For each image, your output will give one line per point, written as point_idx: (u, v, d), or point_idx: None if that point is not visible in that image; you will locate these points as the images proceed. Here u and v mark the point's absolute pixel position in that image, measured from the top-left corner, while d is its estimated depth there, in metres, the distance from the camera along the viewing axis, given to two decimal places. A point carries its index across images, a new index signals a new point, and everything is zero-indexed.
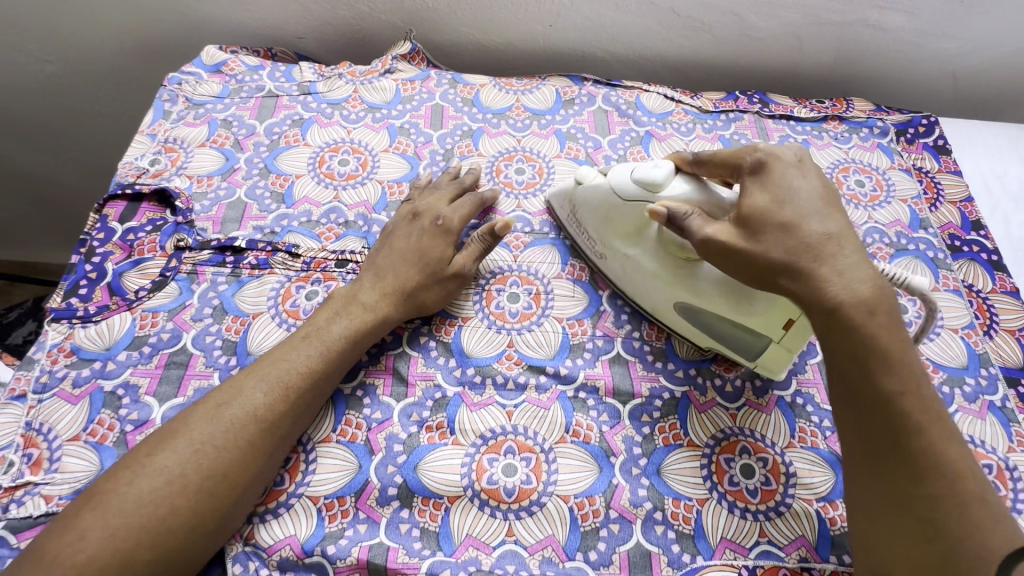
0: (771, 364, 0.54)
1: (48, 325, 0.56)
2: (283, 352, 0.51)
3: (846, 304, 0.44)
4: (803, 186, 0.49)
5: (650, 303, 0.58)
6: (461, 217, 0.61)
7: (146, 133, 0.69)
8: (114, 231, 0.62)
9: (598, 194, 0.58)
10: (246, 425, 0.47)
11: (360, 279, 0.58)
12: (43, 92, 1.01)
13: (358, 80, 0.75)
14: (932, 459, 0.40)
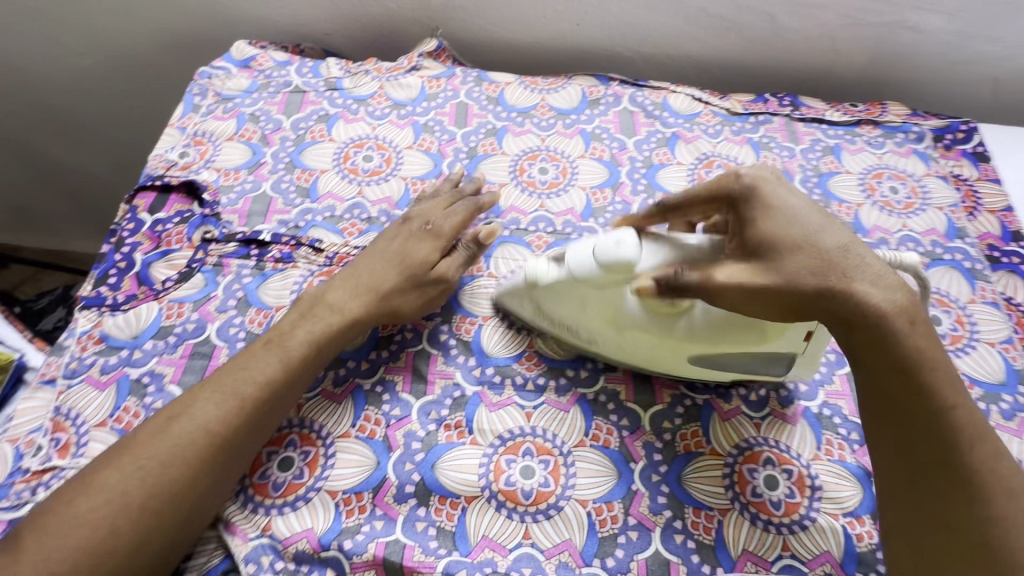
0: (800, 372, 0.52)
1: (79, 312, 0.57)
2: (242, 362, 0.49)
3: (889, 313, 0.42)
4: (790, 200, 0.45)
5: (654, 358, 0.52)
6: (453, 223, 0.59)
7: (176, 126, 0.70)
8: (143, 222, 0.63)
9: (560, 283, 0.51)
10: (195, 439, 0.45)
11: (331, 279, 0.56)
12: (78, 85, 1.04)
13: (383, 77, 0.76)
14: (983, 478, 0.40)
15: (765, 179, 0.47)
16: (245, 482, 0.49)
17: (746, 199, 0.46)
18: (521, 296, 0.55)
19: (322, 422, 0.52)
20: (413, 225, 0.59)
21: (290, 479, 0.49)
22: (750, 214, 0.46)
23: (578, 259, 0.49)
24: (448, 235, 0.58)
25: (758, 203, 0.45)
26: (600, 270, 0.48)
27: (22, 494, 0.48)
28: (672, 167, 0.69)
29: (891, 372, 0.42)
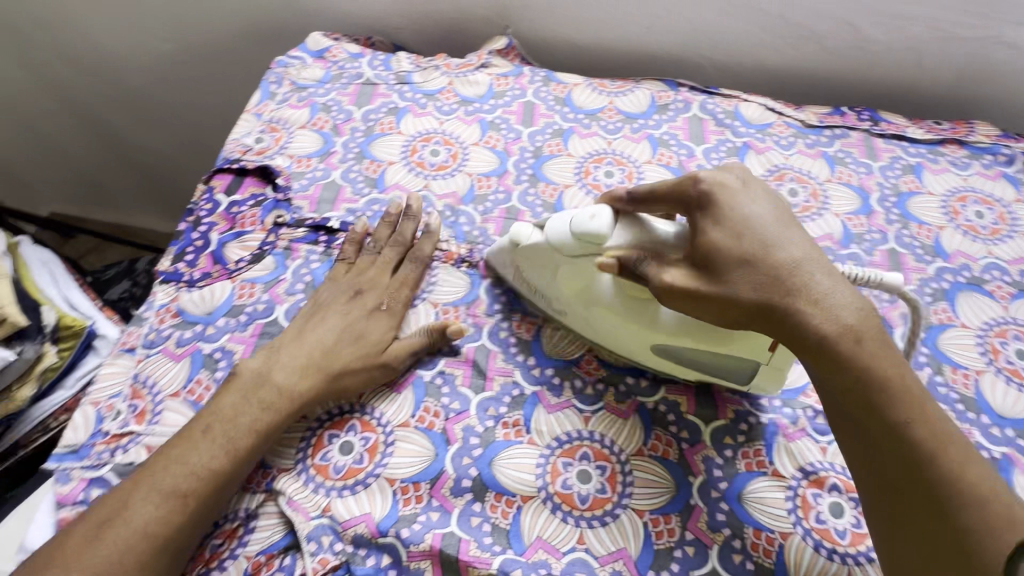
0: (765, 385, 0.52)
1: (159, 286, 0.60)
2: (179, 453, 0.47)
3: (833, 333, 0.42)
4: (746, 207, 0.47)
5: (624, 345, 0.54)
6: (405, 296, 0.58)
7: (253, 113, 0.73)
8: (220, 203, 0.65)
9: (538, 250, 0.54)
10: (133, 543, 0.43)
11: (277, 350, 0.54)
12: (157, 68, 1.09)
13: (453, 73, 0.76)
14: (952, 491, 0.37)
15: (727, 185, 0.48)
16: (307, 462, 0.50)
17: (705, 205, 0.47)
18: (504, 260, 0.58)
19: (382, 410, 0.53)
20: (377, 299, 0.57)
21: (350, 463, 0.50)
22: (702, 221, 0.47)
23: (556, 227, 0.52)
24: (401, 306, 0.58)
25: (717, 212, 0.47)
26: (573, 240, 0.51)
27: (102, 455, 0.50)
28: None
29: (843, 391, 0.41)
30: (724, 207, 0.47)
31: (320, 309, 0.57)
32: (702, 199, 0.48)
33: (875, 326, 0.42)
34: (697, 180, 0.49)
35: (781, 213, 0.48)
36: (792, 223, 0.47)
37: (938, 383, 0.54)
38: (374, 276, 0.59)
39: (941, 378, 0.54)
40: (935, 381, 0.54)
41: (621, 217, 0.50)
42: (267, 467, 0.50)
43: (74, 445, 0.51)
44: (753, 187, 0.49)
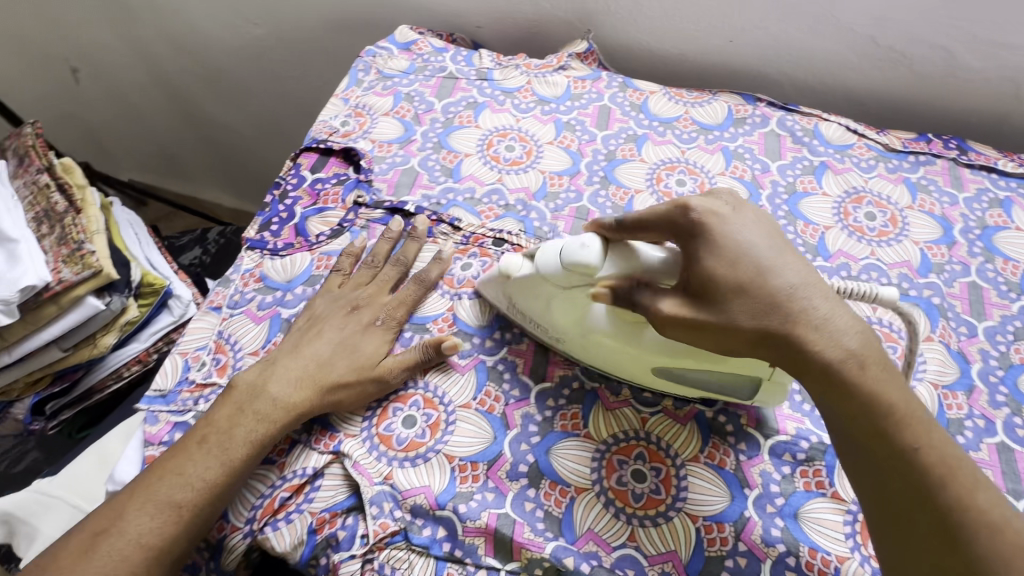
0: (768, 398, 0.51)
1: (245, 252, 0.64)
2: (177, 464, 0.49)
3: (838, 358, 0.41)
4: (735, 234, 0.45)
5: (626, 370, 0.53)
6: (403, 313, 0.58)
7: (340, 97, 0.76)
8: (305, 179, 0.69)
9: (531, 281, 0.53)
10: (128, 554, 0.46)
11: (272, 363, 0.54)
12: (246, 51, 1.15)
13: (532, 72, 0.78)
14: (965, 519, 0.37)
15: (715, 210, 0.46)
16: (371, 430, 0.52)
17: (692, 234, 0.46)
18: (497, 289, 0.57)
19: (445, 389, 0.54)
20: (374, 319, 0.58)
21: (412, 436, 0.52)
22: (694, 249, 0.45)
23: (546, 258, 0.51)
24: (395, 325, 0.57)
25: (704, 243, 0.45)
26: (563, 271, 0.50)
27: (186, 402, 0.54)
28: (816, 198, 0.67)
29: (852, 416, 0.41)
30: (714, 237, 0.45)
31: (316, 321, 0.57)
32: (688, 227, 0.46)
33: (879, 353, 0.42)
34: (681, 206, 0.47)
35: (773, 237, 0.46)
36: (786, 247, 0.45)
37: (1016, 424, 0.52)
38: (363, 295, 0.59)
39: (1020, 419, 0.53)
40: (1012, 421, 0.53)
41: (613, 245, 0.49)
42: (334, 431, 0.52)
43: (162, 389, 0.55)
44: (742, 211, 0.47)
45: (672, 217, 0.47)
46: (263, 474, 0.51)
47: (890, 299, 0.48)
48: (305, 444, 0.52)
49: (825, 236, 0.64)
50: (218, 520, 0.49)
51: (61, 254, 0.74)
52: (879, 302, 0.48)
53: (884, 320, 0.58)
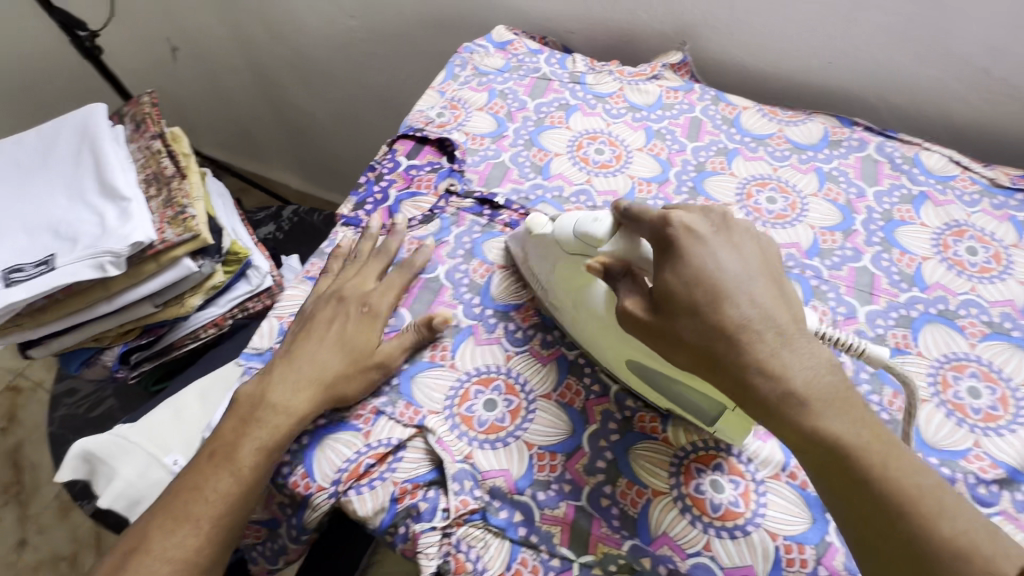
0: (728, 431, 0.50)
1: (340, 228, 0.67)
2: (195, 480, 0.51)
3: (776, 396, 0.42)
4: (707, 254, 0.46)
5: (604, 356, 0.54)
6: (390, 301, 0.59)
7: (437, 89, 0.79)
8: (400, 164, 0.71)
9: (546, 239, 0.56)
10: (157, 569, 0.48)
11: (269, 372, 0.55)
12: (338, 41, 1.21)
13: (625, 79, 0.79)
14: (930, 549, 0.37)
15: (696, 228, 0.47)
16: (453, 409, 0.54)
17: (667, 246, 0.47)
18: (520, 245, 0.61)
19: (527, 376, 0.56)
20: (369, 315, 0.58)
21: (493, 419, 0.53)
22: (664, 263, 0.47)
23: (566, 221, 0.55)
24: (382, 312, 0.58)
25: (673, 258, 0.46)
26: (574, 239, 0.54)
27: None
28: (914, 227, 0.65)
29: (804, 452, 0.42)
30: (684, 253, 0.46)
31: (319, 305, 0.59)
32: (665, 239, 0.48)
33: (824, 386, 0.42)
34: (666, 219, 0.48)
35: (748, 264, 0.46)
36: (759, 274, 0.46)
37: None
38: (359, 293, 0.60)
39: None
40: None
41: (622, 229, 0.52)
42: (418, 406, 0.54)
43: (259, 348, 0.59)
44: (725, 232, 0.48)
45: (655, 226, 0.49)
46: (349, 439, 0.52)
47: (879, 356, 0.47)
48: (389, 416, 0.53)
49: (922, 266, 0.62)
50: (305, 478, 0.51)
51: (166, 216, 0.80)
52: (868, 357, 0.47)
53: (983, 359, 0.56)
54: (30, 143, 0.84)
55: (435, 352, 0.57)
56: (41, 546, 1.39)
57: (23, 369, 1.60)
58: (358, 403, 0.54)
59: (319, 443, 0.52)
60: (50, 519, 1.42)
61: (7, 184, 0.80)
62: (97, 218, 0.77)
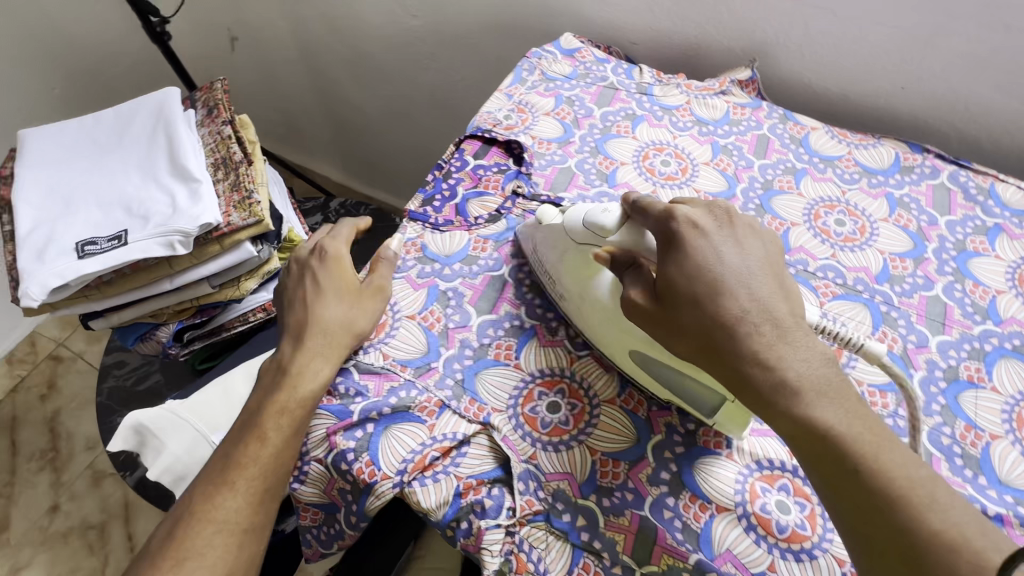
0: (728, 424, 0.51)
1: (407, 223, 0.68)
2: (232, 447, 0.52)
3: (771, 386, 0.44)
4: (710, 249, 0.48)
5: (605, 344, 0.55)
6: (345, 243, 0.63)
7: (505, 92, 0.79)
8: (468, 163, 0.72)
9: (557, 229, 0.58)
10: (201, 532, 0.49)
11: (281, 347, 0.57)
12: (397, 40, 1.23)
13: (692, 93, 0.79)
14: (916, 538, 0.38)
15: (699, 224, 0.50)
16: (517, 409, 0.54)
17: (673, 239, 0.49)
18: (528, 234, 0.62)
19: (592, 382, 0.56)
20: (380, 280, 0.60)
21: (557, 422, 0.53)
22: (667, 257, 0.49)
23: (575, 212, 0.56)
24: (344, 255, 0.62)
25: (677, 251, 0.49)
26: (581, 229, 0.55)
27: None
28: (988, 259, 0.64)
29: (795, 441, 0.43)
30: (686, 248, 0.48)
31: (308, 278, 0.60)
32: (669, 233, 0.50)
33: (819, 379, 0.44)
34: (671, 212, 0.51)
35: (748, 258, 0.49)
36: (759, 266, 0.49)
37: None
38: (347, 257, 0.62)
39: None
40: None
41: (631, 220, 0.53)
42: (482, 402, 0.54)
43: None
44: (728, 227, 0.51)
45: (660, 220, 0.51)
46: (414, 431, 0.53)
47: (875, 353, 0.49)
48: (454, 410, 0.54)
49: (996, 299, 0.61)
50: (369, 466, 0.51)
51: (233, 200, 0.82)
52: (865, 352, 0.49)
53: None
54: (106, 121, 0.87)
55: (498, 350, 0.58)
56: (73, 513, 1.42)
57: (66, 340, 1.64)
58: (423, 395, 0.55)
59: (383, 432, 0.53)
60: (82, 487, 1.45)
61: (83, 159, 0.83)
62: (168, 198, 0.79)
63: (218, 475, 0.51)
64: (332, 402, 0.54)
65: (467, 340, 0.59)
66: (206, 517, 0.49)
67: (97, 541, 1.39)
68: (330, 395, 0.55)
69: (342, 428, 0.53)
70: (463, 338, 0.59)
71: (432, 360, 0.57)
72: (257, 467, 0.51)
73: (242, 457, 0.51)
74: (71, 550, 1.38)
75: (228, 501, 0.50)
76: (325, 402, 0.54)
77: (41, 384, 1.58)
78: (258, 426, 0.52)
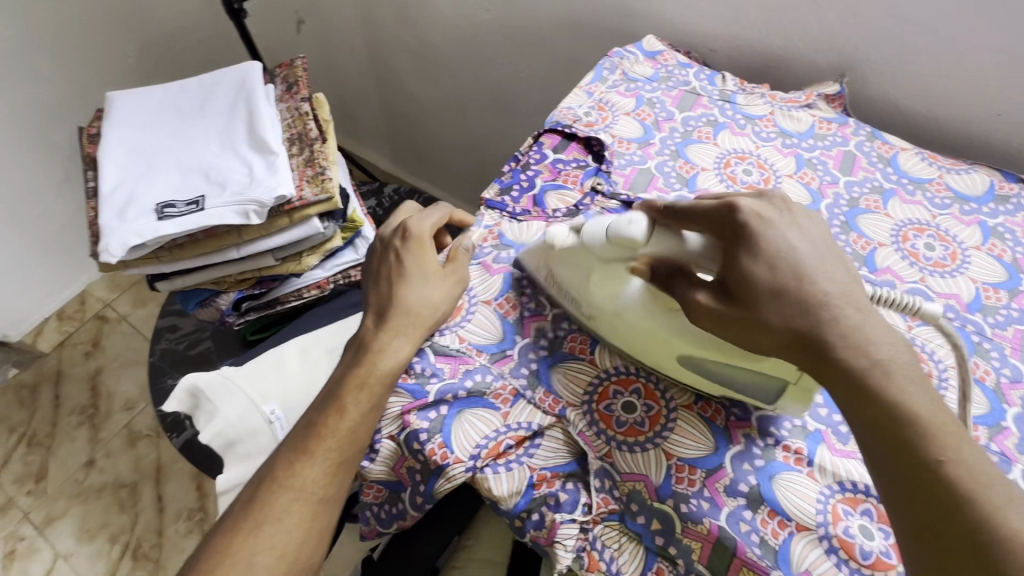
0: (789, 405, 0.51)
1: (485, 211, 0.67)
2: (312, 419, 0.53)
3: (851, 373, 0.42)
4: (780, 239, 0.46)
5: (653, 354, 0.53)
6: (430, 226, 0.63)
7: (585, 89, 0.79)
8: (547, 156, 0.72)
9: (573, 251, 0.55)
10: (281, 496, 0.50)
11: (362, 326, 0.58)
12: (465, 33, 1.23)
13: (777, 104, 0.78)
14: (994, 536, 0.36)
15: (763, 213, 0.48)
16: (592, 406, 0.53)
17: (738, 232, 0.47)
18: (538, 260, 0.58)
19: (668, 385, 0.55)
20: (456, 267, 0.60)
21: (632, 422, 0.52)
22: (736, 249, 0.47)
23: (592, 230, 0.53)
24: (428, 238, 0.62)
25: (748, 242, 0.46)
26: (608, 244, 0.52)
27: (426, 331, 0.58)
28: None
29: (873, 425, 0.42)
30: (757, 240, 0.46)
31: (391, 256, 0.61)
32: (733, 225, 0.48)
33: (907, 365, 0.43)
34: (729, 205, 0.48)
35: (816, 243, 0.48)
36: (831, 255, 0.47)
37: None
38: (430, 240, 0.61)
39: None
40: None
41: (662, 226, 0.50)
42: (557, 396, 0.54)
43: None
44: (789, 214, 0.49)
45: (719, 215, 0.49)
46: (488, 417, 0.52)
47: (931, 313, 0.50)
48: (528, 400, 0.54)
49: None
50: (441, 448, 0.51)
51: (306, 175, 0.83)
52: (921, 314, 0.50)
53: None
54: (189, 90, 0.88)
55: (573, 344, 0.57)
56: (107, 469, 1.46)
57: (112, 301, 1.68)
58: (498, 382, 0.55)
59: (457, 416, 0.52)
60: (118, 445, 1.49)
61: (166, 125, 0.85)
62: (246, 168, 0.81)
63: (298, 443, 0.52)
64: (408, 380, 0.54)
65: (542, 331, 0.58)
66: (286, 483, 0.50)
67: (128, 499, 1.42)
68: (406, 373, 0.55)
69: (416, 408, 0.53)
70: (538, 329, 0.58)
71: (507, 348, 0.57)
72: (336, 441, 0.51)
73: (321, 428, 0.52)
74: (103, 504, 1.41)
75: (306, 470, 0.51)
76: (401, 380, 0.54)
77: (87, 341, 1.62)
78: (339, 399, 0.53)
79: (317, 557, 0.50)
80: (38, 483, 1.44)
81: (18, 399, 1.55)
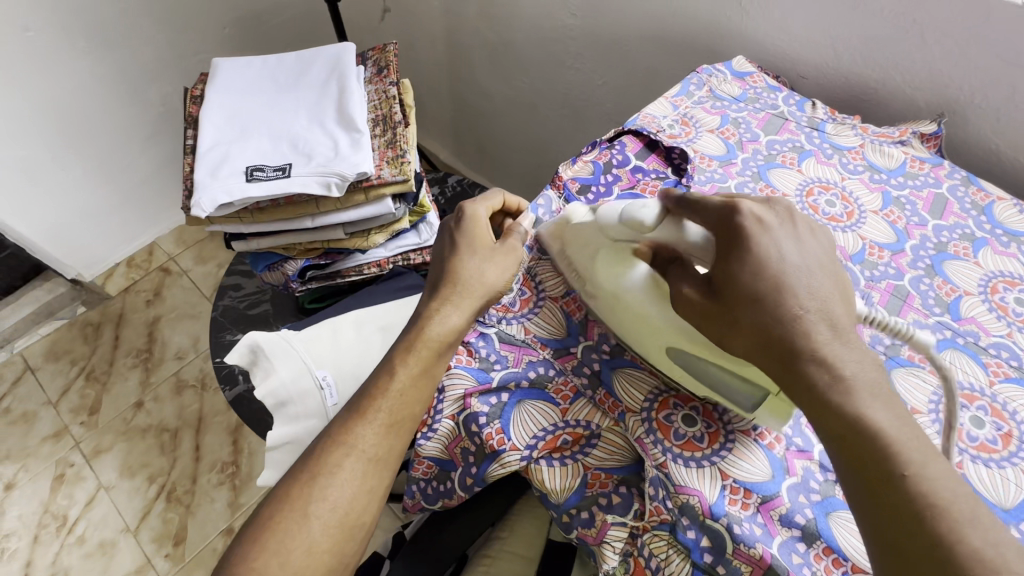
0: (767, 416, 0.50)
1: (564, 205, 0.69)
2: (371, 386, 0.54)
3: None
4: (772, 246, 0.46)
5: (645, 342, 0.54)
6: (486, 209, 0.65)
7: (670, 101, 0.79)
8: (628, 162, 0.72)
9: (586, 229, 0.56)
10: (335, 451, 0.51)
11: (423, 303, 0.59)
12: (546, 36, 1.25)
13: (867, 137, 0.76)
14: None
15: (763, 218, 0.47)
16: (651, 414, 0.53)
17: (734, 235, 0.46)
18: (552, 234, 0.60)
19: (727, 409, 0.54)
20: (514, 242, 0.62)
21: (691, 436, 0.52)
22: (727, 253, 0.46)
23: (607, 210, 0.54)
24: (484, 223, 0.63)
25: (740, 249, 0.46)
26: (617, 224, 0.52)
27: (492, 318, 0.60)
28: None
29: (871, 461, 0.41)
30: (751, 248, 0.45)
31: (446, 237, 0.63)
32: (731, 227, 0.47)
33: None
34: (733, 206, 0.47)
35: (806, 255, 0.46)
36: None
37: None
38: (485, 221, 0.63)
39: None
40: None
41: (671, 214, 0.50)
42: (617, 399, 0.55)
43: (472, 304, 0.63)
44: (790, 222, 0.48)
45: (720, 215, 0.47)
46: (547, 410, 0.54)
47: (924, 343, 0.47)
48: (589, 399, 0.55)
49: None
50: (500, 435, 0.53)
51: (386, 156, 0.86)
52: (913, 343, 0.48)
53: None
54: (287, 63, 0.93)
55: None
56: (154, 413, 1.54)
57: (176, 256, 1.76)
58: (559, 378, 0.56)
59: (516, 405, 0.55)
60: (165, 392, 1.57)
61: (262, 95, 0.90)
62: (331, 141, 0.84)
63: (351, 402, 0.54)
64: (472, 364, 0.57)
65: (605, 336, 0.59)
66: (338, 439, 0.52)
67: (169, 443, 1.50)
68: (471, 358, 0.57)
69: (478, 392, 0.55)
70: (601, 333, 0.59)
71: (570, 345, 0.58)
72: (385, 403, 0.53)
73: (373, 389, 0.54)
74: (146, 445, 1.49)
75: (359, 428, 0.52)
76: (466, 364, 0.57)
77: (149, 290, 1.71)
78: (391, 361, 0.54)
79: (368, 514, 0.51)
80: (91, 416, 1.53)
81: (83, 335, 1.65)
